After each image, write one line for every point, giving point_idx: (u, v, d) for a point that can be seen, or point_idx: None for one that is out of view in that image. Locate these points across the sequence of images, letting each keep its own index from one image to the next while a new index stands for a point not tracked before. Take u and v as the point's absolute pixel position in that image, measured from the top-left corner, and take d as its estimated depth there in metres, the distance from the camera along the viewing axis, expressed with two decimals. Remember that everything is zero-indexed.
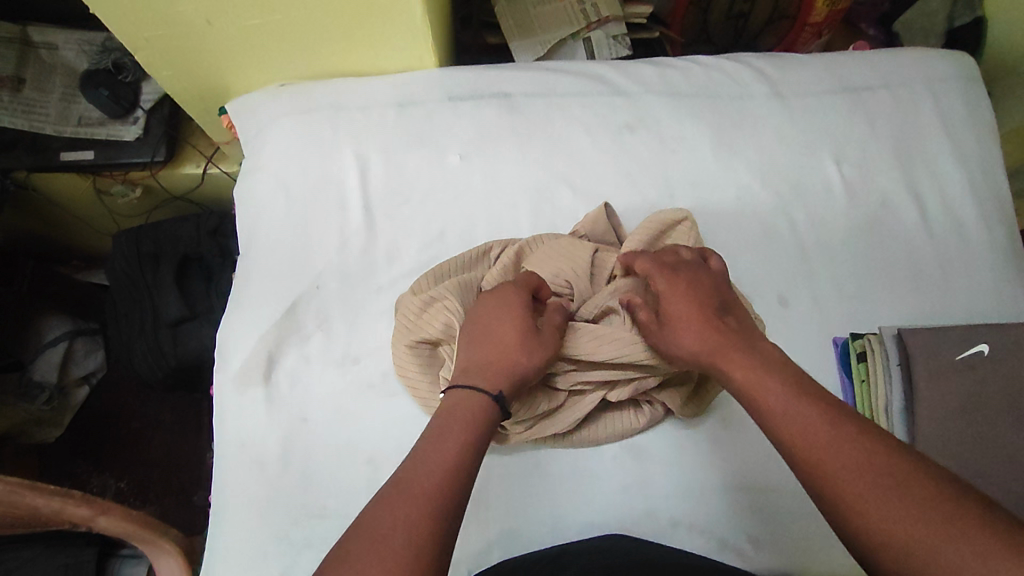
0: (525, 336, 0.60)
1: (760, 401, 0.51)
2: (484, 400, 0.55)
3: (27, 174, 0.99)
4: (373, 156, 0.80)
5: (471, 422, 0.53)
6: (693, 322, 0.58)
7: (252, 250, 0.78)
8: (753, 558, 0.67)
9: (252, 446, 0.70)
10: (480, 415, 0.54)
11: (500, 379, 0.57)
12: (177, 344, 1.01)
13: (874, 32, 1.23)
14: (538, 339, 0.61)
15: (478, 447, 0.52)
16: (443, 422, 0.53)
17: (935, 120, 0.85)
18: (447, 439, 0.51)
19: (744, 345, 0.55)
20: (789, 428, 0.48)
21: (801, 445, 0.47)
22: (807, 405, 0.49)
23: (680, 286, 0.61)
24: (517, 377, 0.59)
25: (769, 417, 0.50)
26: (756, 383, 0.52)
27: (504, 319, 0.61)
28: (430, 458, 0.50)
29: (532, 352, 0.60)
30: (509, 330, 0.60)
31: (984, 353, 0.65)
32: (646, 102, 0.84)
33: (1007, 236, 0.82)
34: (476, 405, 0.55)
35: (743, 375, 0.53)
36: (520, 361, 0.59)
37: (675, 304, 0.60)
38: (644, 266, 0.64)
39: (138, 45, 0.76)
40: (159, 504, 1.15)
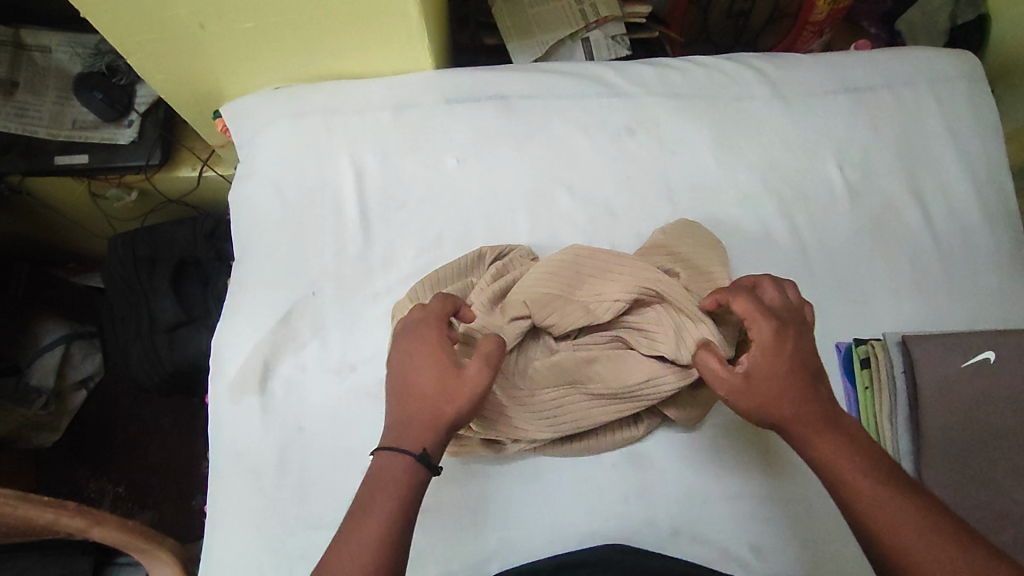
0: (444, 381, 0.56)
1: (849, 488, 0.50)
2: (409, 467, 0.54)
3: (21, 179, 0.98)
4: (368, 160, 0.79)
5: (397, 491, 0.53)
6: (788, 391, 0.54)
7: (248, 258, 0.77)
8: (754, 567, 0.66)
9: (249, 456, 0.69)
10: (403, 482, 0.53)
11: (425, 434, 0.55)
12: (173, 349, 0.99)
13: (876, 31, 1.22)
14: (455, 379, 0.56)
15: (413, 507, 0.53)
16: (369, 492, 0.53)
17: (939, 120, 0.84)
18: (377, 502, 0.52)
19: (831, 418, 0.54)
20: (884, 521, 0.48)
21: (895, 538, 0.48)
22: (898, 497, 0.49)
23: (779, 342, 0.56)
24: (441, 429, 0.55)
25: (858, 503, 0.50)
26: (839, 458, 0.52)
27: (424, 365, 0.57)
28: (364, 526, 0.51)
29: (452, 399, 0.56)
30: (427, 378, 0.57)
31: (990, 361, 0.64)
32: (645, 104, 0.83)
33: (1011, 239, 0.81)
34: (401, 472, 0.54)
35: (829, 452, 0.52)
36: (441, 411, 0.56)
37: (765, 360, 0.56)
38: (741, 305, 0.59)
39: (130, 49, 0.74)
40: (157, 509, 1.15)
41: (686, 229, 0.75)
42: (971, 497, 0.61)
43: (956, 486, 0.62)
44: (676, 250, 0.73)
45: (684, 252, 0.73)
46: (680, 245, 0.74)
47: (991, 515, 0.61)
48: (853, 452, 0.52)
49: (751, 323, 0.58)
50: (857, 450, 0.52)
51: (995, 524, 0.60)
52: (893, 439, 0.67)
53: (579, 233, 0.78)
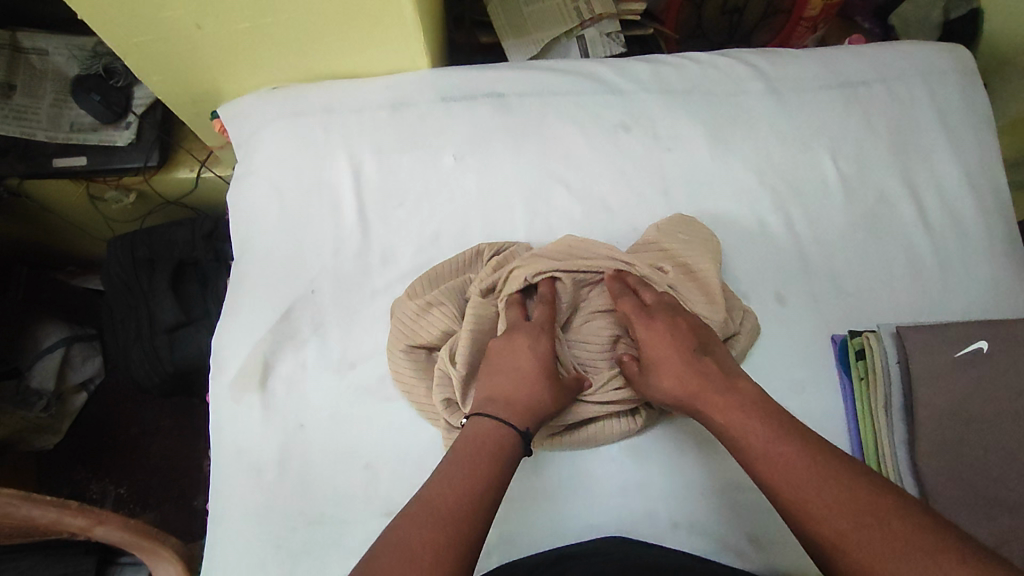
0: (549, 372, 0.63)
1: (746, 449, 0.52)
2: (518, 437, 0.57)
3: (20, 182, 0.98)
4: (366, 158, 0.80)
5: (495, 459, 0.54)
6: (675, 368, 0.61)
7: (247, 256, 0.77)
8: (752, 557, 0.67)
9: (249, 453, 0.69)
10: (508, 450, 0.56)
11: (526, 414, 0.59)
12: (173, 350, 0.99)
13: (870, 26, 1.23)
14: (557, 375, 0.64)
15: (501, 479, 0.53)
16: (452, 460, 0.53)
17: (932, 113, 0.85)
18: (455, 471, 0.52)
19: (722, 385, 0.58)
20: (776, 473, 0.50)
21: (786, 488, 0.48)
22: (787, 449, 0.50)
23: (661, 331, 0.63)
24: (539, 417, 0.60)
25: (756, 462, 0.51)
26: (733, 421, 0.54)
27: (527, 356, 0.63)
28: (434, 494, 0.50)
29: (555, 395, 0.62)
30: (539, 369, 0.62)
31: (982, 351, 0.65)
32: (640, 100, 0.83)
33: (1004, 229, 0.81)
34: (509, 443, 0.56)
35: (727, 419, 0.55)
36: (546, 400, 0.61)
37: (655, 350, 0.63)
38: (626, 310, 0.67)
39: (128, 51, 0.75)
40: (159, 509, 1.15)
41: (682, 224, 0.75)
42: (965, 486, 0.62)
43: (949, 474, 0.62)
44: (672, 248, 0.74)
45: (680, 248, 0.74)
46: (675, 240, 0.74)
47: (986, 502, 0.61)
48: (746, 414, 0.54)
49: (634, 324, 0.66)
50: (749, 411, 0.54)
51: (990, 512, 0.60)
52: (889, 429, 0.68)
53: (576, 229, 0.78)
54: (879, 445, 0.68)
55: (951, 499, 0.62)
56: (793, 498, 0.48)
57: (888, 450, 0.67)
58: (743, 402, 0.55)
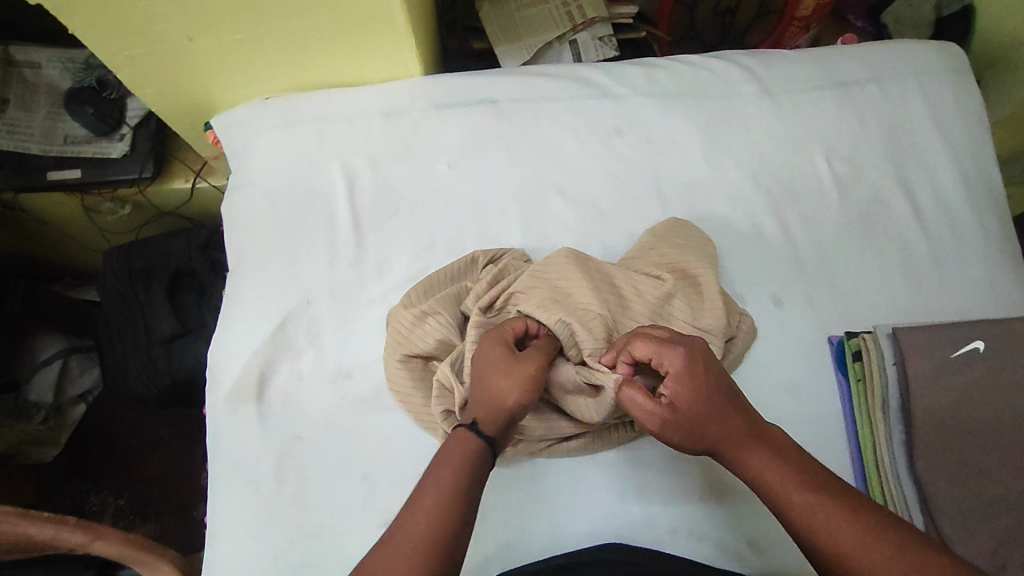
0: (510, 365, 0.59)
1: (783, 502, 0.51)
2: (462, 434, 0.55)
3: (14, 196, 0.98)
4: (360, 167, 0.80)
5: (455, 463, 0.52)
6: (712, 416, 0.54)
7: (242, 267, 0.77)
8: (752, 561, 0.66)
9: (247, 465, 0.69)
10: (459, 449, 0.53)
11: (479, 410, 0.57)
12: (170, 361, 0.99)
13: (863, 24, 1.22)
14: (519, 364, 0.59)
15: (469, 491, 0.51)
16: (431, 468, 0.53)
17: (925, 112, 0.85)
18: (437, 479, 0.51)
19: (754, 430, 0.54)
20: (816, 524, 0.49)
21: (830, 544, 0.48)
22: (827, 501, 0.50)
23: (694, 370, 0.55)
24: (496, 404, 0.57)
25: (794, 513, 0.50)
26: (770, 472, 0.52)
27: (488, 357, 0.61)
28: (417, 508, 0.49)
29: (505, 376, 0.58)
30: (486, 362, 0.60)
31: (978, 350, 0.65)
32: (634, 104, 0.83)
33: (1000, 227, 0.81)
34: (461, 444, 0.54)
35: (760, 465, 0.53)
36: (497, 387, 0.58)
37: (685, 394, 0.54)
38: (646, 349, 0.57)
39: (119, 64, 0.75)
40: (159, 521, 1.15)
41: (676, 228, 0.75)
42: (964, 486, 0.61)
43: (948, 474, 0.62)
44: (668, 251, 0.73)
45: (675, 252, 0.73)
46: (669, 245, 0.74)
47: (984, 502, 0.60)
48: (780, 463, 0.52)
49: (660, 362, 0.56)
50: (783, 458, 0.53)
51: (987, 513, 0.60)
52: (887, 429, 0.67)
53: (571, 235, 0.78)
54: (878, 445, 0.68)
55: (949, 500, 0.62)
56: (837, 550, 0.48)
57: (885, 451, 0.67)
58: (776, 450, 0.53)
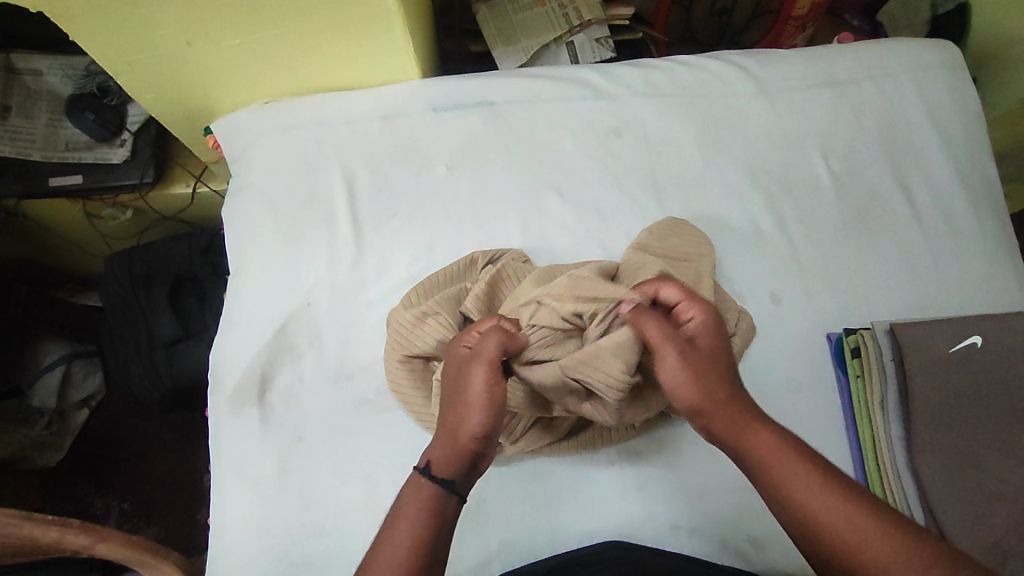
0: (460, 393, 0.56)
1: (789, 485, 0.50)
2: (416, 481, 0.53)
3: (17, 202, 0.99)
4: (359, 170, 0.80)
5: (412, 512, 0.51)
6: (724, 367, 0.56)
7: (242, 271, 0.78)
8: (753, 558, 0.67)
9: (248, 467, 0.69)
10: (416, 493, 0.52)
11: (435, 450, 0.55)
12: (172, 365, 1.00)
13: (859, 23, 1.23)
14: (463, 389, 0.56)
15: (432, 535, 0.50)
16: (393, 516, 0.52)
17: (921, 109, 0.85)
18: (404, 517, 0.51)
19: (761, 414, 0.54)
20: (817, 510, 0.48)
21: (837, 530, 0.47)
22: (824, 487, 0.49)
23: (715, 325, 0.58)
24: (453, 443, 0.54)
25: (796, 499, 0.49)
26: (779, 456, 0.51)
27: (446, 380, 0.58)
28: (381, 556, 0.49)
29: (460, 410, 0.55)
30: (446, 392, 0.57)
31: (976, 345, 0.65)
32: (631, 104, 0.84)
33: (996, 224, 0.81)
34: (418, 493, 0.53)
35: (768, 448, 0.52)
36: (454, 420, 0.55)
37: (707, 337, 0.57)
38: (675, 291, 0.60)
39: (119, 70, 0.75)
40: (163, 524, 1.15)
41: (673, 227, 0.76)
42: (963, 482, 0.62)
43: (947, 470, 0.62)
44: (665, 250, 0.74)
45: (672, 250, 0.74)
46: (667, 243, 0.74)
47: (986, 496, 0.60)
48: (783, 448, 0.52)
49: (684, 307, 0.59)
50: (782, 442, 0.52)
51: (988, 507, 0.60)
52: (885, 426, 0.68)
53: (570, 235, 0.78)
54: (877, 442, 0.68)
55: (948, 496, 0.62)
56: (833, 537, 0.47)
57: (885, 447, 0.67)
58: (776, 432, 0.53)
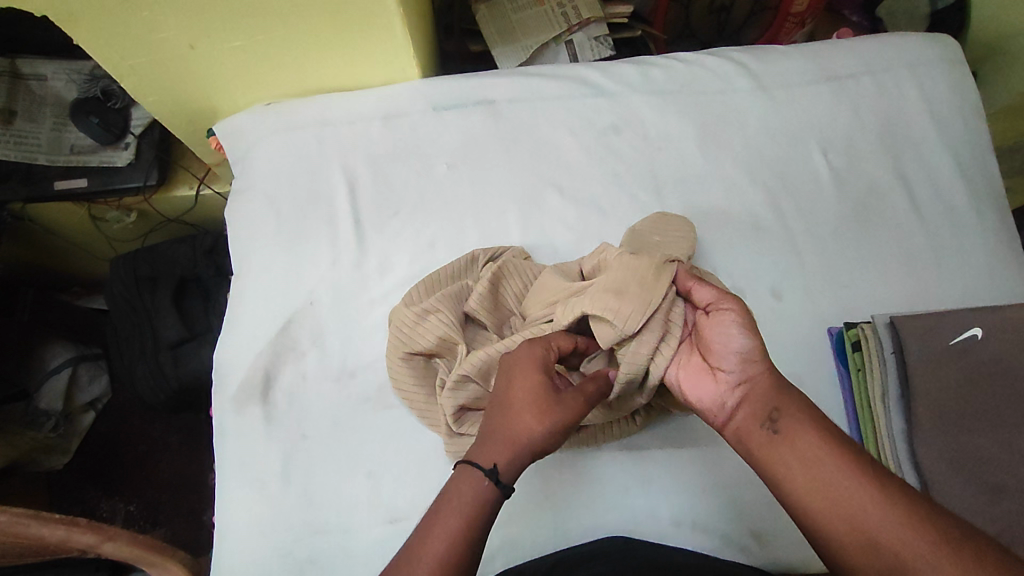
0: (547, 401, 0.55)
1: (805, 452, 0.51)
2: (479, 482, 0.52)
3: (23, 207, 1.00)
4: (360, 169, 0.81)
5: (464, 512, 0.51)
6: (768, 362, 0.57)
7: (245, 271, 0.78)
8: (755, 552, 0.67)
9: (253, 464, 0.70)
10: (478, 500, 0.51)
11: (503, 451, 0.54)
12: (178, 366, 1.00)
13: (858, 19, 1.22)
14: (557, 403, 0.55)
15: (482, 530, 0.51)
16: (441, 510, 0.51)
17: (920, 103, 0.85)
18: (448, 518, 0.50)
19: (783, 390, 0.56)
20: (840, 482, 0.49)
21: (840, 489, 0.49)
22: (850, 464, 0.50)
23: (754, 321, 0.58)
24: (526, 452, 0.54)
25: (820, 469, 0.50)
26: (800, 425, 0.53)
27: (525, 379, 0.56)
28: (429, 548, 0.49)
29: (542, 419, 0.54)
30: (526, 388, 0.55)
31: (977, 337, 0.65)
32: (631, 102, 0.84)
33: (998, 217, 0.81)
34: (473, 491, 0.52)
35: (789, 417, 0.54)
36: (533, 427, 0.54)
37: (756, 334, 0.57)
38: (710, 293, 0.60)
39: (123, 73, 0.76)
40: (169, 526, 1.16)
41: (674, 221, 0.76)
42: (965, 475, 0.62)
43: (949, 462, 0.62)
44: (664, 244, 0.73)
45: (670, 242, 0.74)
46: (665, 237, 0.74)
47: (986, 489, 0.60)
48: (818, 426, 0.52)
49: (721, 306, 0.59)
50: (817, 422, 0.53)
51: (991, 498, 0.60)
52: (886, 418, 0.68)
53: (571, 232, 0.79)
54: (878, 433, 0.68)
55: (950, 486, 0.62)
56: (849, 508, 0.48)
57: (886, 438, 0.67)
58: (813, 410, 0.54)
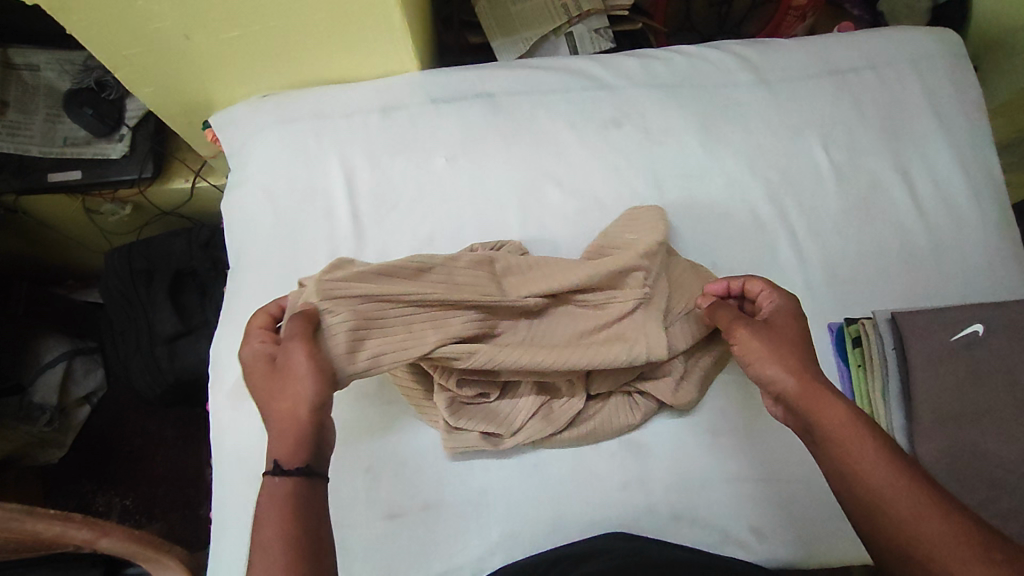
0: (279, 382, 0.55)
1: (846, 458, 0.49)
2: (271, 483, 0.51)
3: (15, 198, 0.98)
4: (358, 163, 0.80)
5: (280, 512, 0.49)
6: (795, 368, 0.55)
7: (242, 265, 0.77)
8: (755, 548, 0.67)
9: (250, 459, 0.69)
10: (285, 493, 0.50)
11: (279, 443, 0.52)
12: (173, 360, 1.00)
13: (859, 12, 1.20)
14: (286, 377, 0.55)
15: (304, 517, 0.49)
16: (259, 518, 0.49)
17: (922, 98, 0.85)
18: (268, 522, 0.48)
19: (816, 395, 0.53)
20: (894, 497, 0.46)
21: (882, 498, 0.47)
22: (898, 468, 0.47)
23: (770, 339, 0.58)
24: (301, 422, 0.53)
25: (867, 485, 0.47)
26: (844, 427, 0.50)
27: (252, 381, 0.57)
28: (260, 560, 0.47)
29: (278, 395, 0.54)
30: (257, 387, 0.56)
31: (978, 334, 0.65)
32: (631, 95, 0.83)
33: (999, 212, 0.81)
34: (275, 495, 0.50)
35: (829, 417, 0.51)
36: (287, 402, 0.54)
37: (760, 347, 0.57)
38: (726, 318, 0.63)
39: (117, 63, 0.75)
40: (166, 520, 1.15)
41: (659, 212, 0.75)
42: (967, 472, 0.61)
43: (948, 459, 0.62)
44: (638, 241, 0.73)
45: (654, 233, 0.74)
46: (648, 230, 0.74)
47: (986, 485, 0.61)
48: (862, 434, 0.49)
49: (733, 332, 0.61)
50: (864, 430, 0.50)
51: (991, 494, 0.60)
52: (887, 414, 0.68)
53: (570, 226, 0.78)
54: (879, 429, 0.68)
55: (953, 484, 0.62)
56: (895, 520, 0.46)
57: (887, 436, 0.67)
58: (855, 417, 0.50)
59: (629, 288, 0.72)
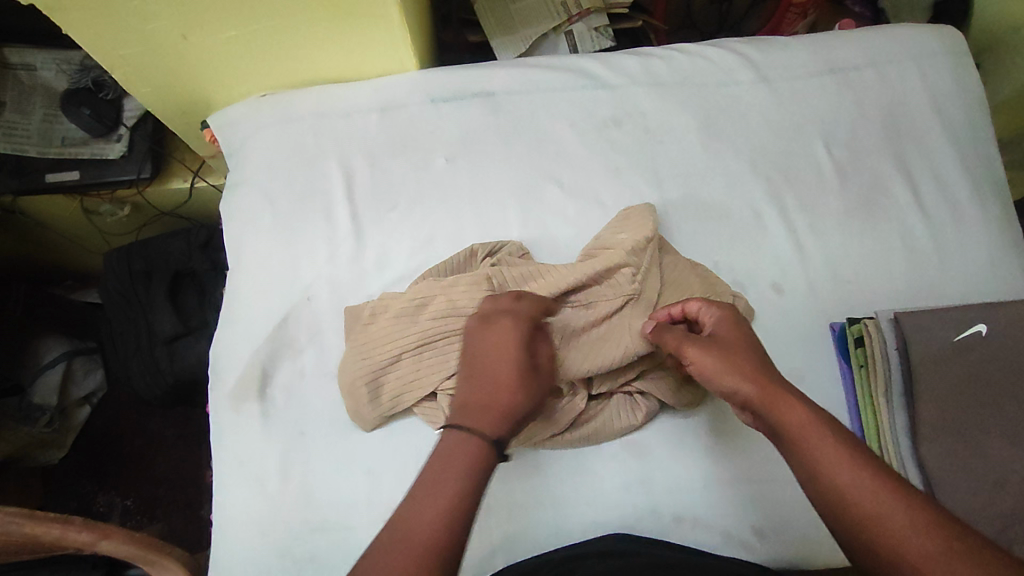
0: (530, 375, 0.58)
1: (814, 457, 0.48)
2: (483, 450, 0.51)
3: (13, 199, 0.98)
4: (357, 163, 0.80)
5: (470, 481, 0.49)
6: (755, 376, 0.54)
7: (240, 266, 0.77)
8: (757, 549, 0.67)
9: (250, 461, 0.69)
10: (479, 462, 0.50)
11: (495, 422, 0.53)
12: (173, 360, 0.99)
13: (860, 9, 1.20)
14: (537, 378, 0.58)
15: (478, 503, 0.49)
16: (439, 466, 0.49)
17: (924, 96, 0.84)
18: (442, 489, 0.48)
19: (777, 398, 0.52)
20: (857, 494, 0.46)
21: (851, 497, 0.46)
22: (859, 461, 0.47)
23: (723, 352, 0.57)
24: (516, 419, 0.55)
25: (832, 485, 0.47)
26: (806, 426, 0.50)
27: (504, 352, 0.58)
28: (421, 523, 0.45)
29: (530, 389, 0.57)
30: (506, 363, 0.57)
31: (980, 334, 0.65)
32: (631, 94, 0.83)
33: (1001, 210, 0.81)
34: (475, 460, 0.50)
35: (793, 420, 0.51)
36: (524, 398, 0.56)
37: (716, 362, 0.56)
38: (672, 339, 0.61)
39: (113, 63, 0.74)
40: (166, 521, 1.15)
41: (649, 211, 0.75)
42: (969, 473, 0.61)
43: (952, 459, 0.62)
44: (626, 239, 0.73)
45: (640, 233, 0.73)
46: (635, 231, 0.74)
47: (989, 486, 0.60)
48: (826, 433, 0.49)
49: (683, 351, 0.59)
50: (825, 429, 0.49)
51: (994, 495, 0.60)
52: (890, 416, 0.67)
53: (571, 226, 0.78)
54: (881, 430, 0.68)
55: (955, 485, 0.62)
56: (862, 518, 0.45)
57: (889, 437, 0.67)
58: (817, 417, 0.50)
59: (616, 285, 0.71)
